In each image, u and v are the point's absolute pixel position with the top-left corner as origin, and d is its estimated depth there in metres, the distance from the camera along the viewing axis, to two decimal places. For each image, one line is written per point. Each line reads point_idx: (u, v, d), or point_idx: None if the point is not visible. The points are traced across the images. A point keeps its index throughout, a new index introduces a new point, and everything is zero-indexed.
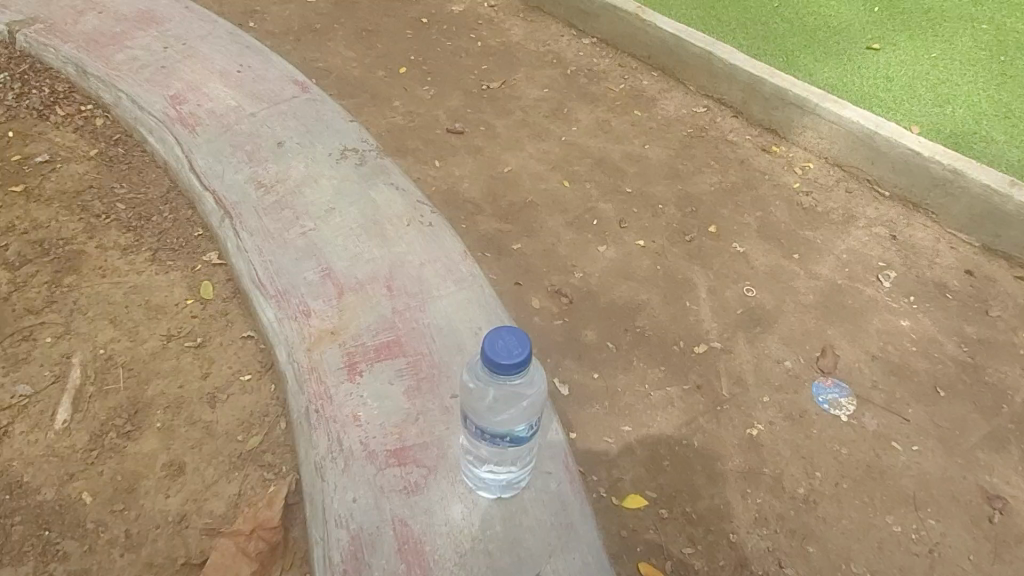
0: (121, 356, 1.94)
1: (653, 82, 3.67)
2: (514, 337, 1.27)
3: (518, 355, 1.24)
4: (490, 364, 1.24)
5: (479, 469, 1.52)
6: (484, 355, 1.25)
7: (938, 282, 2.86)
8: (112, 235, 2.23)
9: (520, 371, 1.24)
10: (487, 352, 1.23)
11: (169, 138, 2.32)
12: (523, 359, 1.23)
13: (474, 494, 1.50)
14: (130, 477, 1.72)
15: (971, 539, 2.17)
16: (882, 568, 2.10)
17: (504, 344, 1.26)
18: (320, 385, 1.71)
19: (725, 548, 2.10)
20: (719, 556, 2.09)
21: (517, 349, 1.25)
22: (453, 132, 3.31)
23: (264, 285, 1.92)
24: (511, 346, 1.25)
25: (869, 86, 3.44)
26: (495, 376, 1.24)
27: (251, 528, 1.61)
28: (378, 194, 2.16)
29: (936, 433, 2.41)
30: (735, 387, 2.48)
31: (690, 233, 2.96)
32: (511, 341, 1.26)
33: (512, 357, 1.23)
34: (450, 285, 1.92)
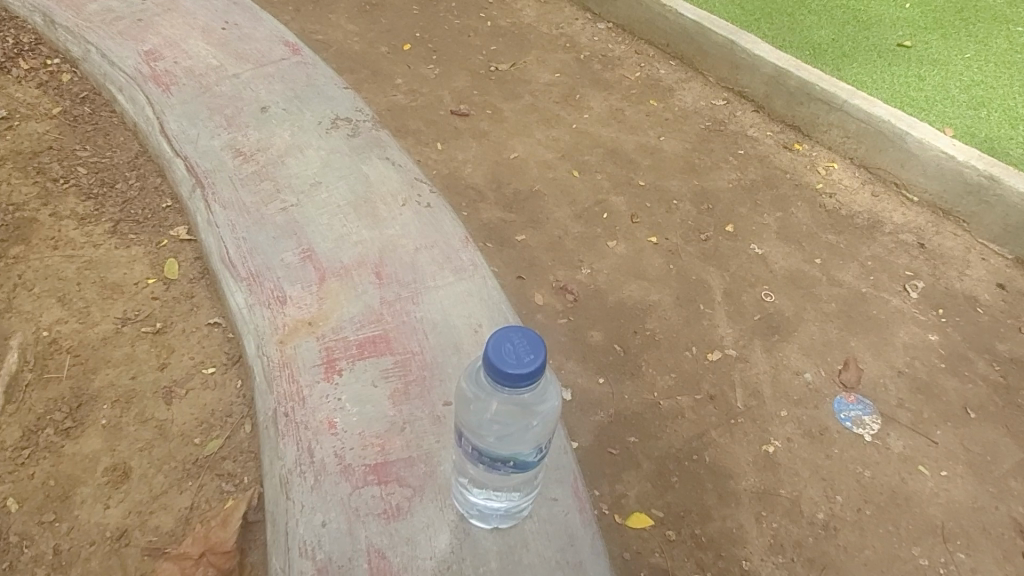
0: (67, 340, 1.70)
1: (670, 71, 3.41)
2: (524, 338, 1.03)
3: (530, 362, 1.00)
4: (494, 371, 1.00)
5: (473, 494, 1.28)
6: (487, 358, 1.01)
7: (969, 294, 2.64)
8: (69, 202, 1.98)
9: (532, 381, 1.00)
10: (491, 354, 0.99)
11: (140, 98, 2.08)
12: (536, 367, 1.00)
13: (465, 523, 1.27)
14: (66, 483, 1.48)
15: None
16: None
17: (512, 347, 1.02)
18: (292, 384, 1.47)
19: None
20: None
21: (529, 355, 1.01)
22: (456, 114, 3.07)
23: (234, 266, 1.68)
24: (521, 350, 1.01)
25: (900, 84, 3.19)
26: (500, 386, 1.01)
27: (200, 552, 1.37)
28: (371, 169, 1.91)
29: (966, 458, 2.19)
30: (751, 399, 2.25)
31: (706, 232, 2.72)
32: (521, 343, 1.02)
33: (522, 364, 1.00)
34: (448, 274, 1.67)
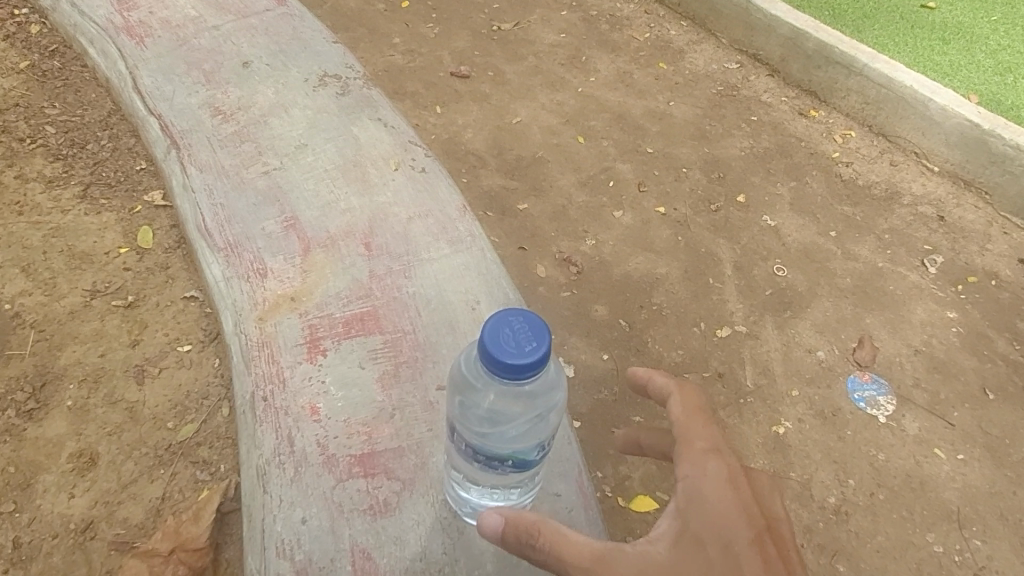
0: (31, 314, 1.58)
1: (681, 32, 3.21)
2: (525, 322, 0.90)
3: (531, 351, 0.87)
4: (490, 361, 0.87)
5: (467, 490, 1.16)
6: (482, 344, 0.89)
7: (990, 270, 2.50)
8: (36, 164, 1.84)
9: (535, 373, 0.88)
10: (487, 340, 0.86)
11: (112, 51, 1.92)
12: (538, 356, 0.87)
13: (459, 520, 1.16)
14: (28, 470, 1.38)
15: (1018, 564, 1.89)
16: None
17: (511, 332, 0.89)
18: (271, 365, 1.34)
19: None
20: None
21: (530, 343, 0.88)
22: (456, 76, 2.88)
23: (210, 235, 1.54)
24: (522, 337, 0.89)
25: (923, 48, 2.99)
26: (498, 377, 0.88)
27: (170, 549, 1.27)
28: (361, 131, 1.76)
29: (984, 441, 2.08)
30: (761, 378, 2.13)
31: (716, 202, 2.57)
32: (521, 328, 0.90)
33: (523, 352, 0.87)
34: (444, 246, 1.53)
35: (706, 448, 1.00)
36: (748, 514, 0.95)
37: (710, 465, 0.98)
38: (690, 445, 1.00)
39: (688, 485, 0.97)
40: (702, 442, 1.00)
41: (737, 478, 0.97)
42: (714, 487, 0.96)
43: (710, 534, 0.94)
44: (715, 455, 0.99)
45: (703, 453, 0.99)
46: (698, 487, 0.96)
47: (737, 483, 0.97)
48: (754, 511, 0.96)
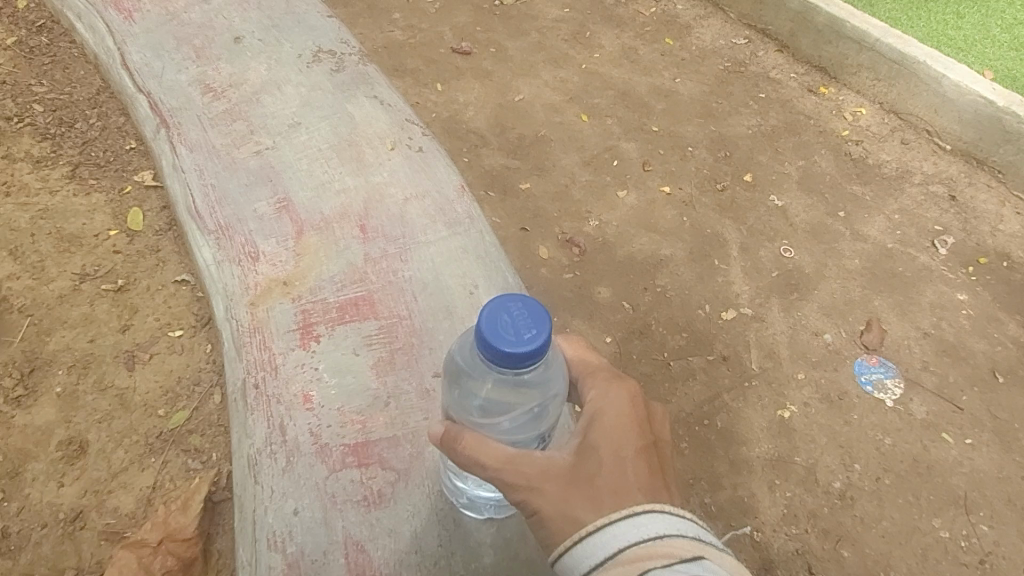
0: (19, 299, 1.54)
1: (688, 7, 3.12)
2: (525, 309, 0.86)
3: (530, 339, 0.83)
4: (487, 350, 0.83)
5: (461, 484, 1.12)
6: (479, 332, 0.84)
7: (1002, 251, 2.44)
8: (24, 143, 1.80)
9: (537, 361, 0.83)
10: (485, 327, 0.82)
11: (100, 26, 1.86)
12: (538, 345, 0.83)
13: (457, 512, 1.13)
14: (16, 458, 1.36)
15: None
16: None
17: (510, 319, 0.85)
18: (264, 351, 1.31)
19: (747, 549, 1.77)
20: (741, 558, 1.77)
21: (529, 330, 0.84)
22: (457, 52, 2.81)
23: (200, 217, 1.50)
24: (521, 323, 0.84)
25: (937, 23, 2.88)
26: (495, 365, 0.84)
27: (159, 539, 1.25)
28: (356, 108, 1.70)
29: (992, 425, 2.04)
30: (766, 361, 2.09)
31: (722, 181, 2.51)
32: (520, 315, 0.85)
33: (522, 341, 0.83)
34: (441, 228, 1.49)
35: (610, 375, 1.03)
36: (640, 429, 0.97)
37: (614, 388, 1.01)
38: (594, 372, 1.04)
39: (590, 404, 0.99)
40: (605, 370, 1.04)
41: (635, 402, 0.99)
42: (616, 403, 0.98)
43: (604, 440, 0.94)
44: (617, 379, 1.02)
45: (608, 378, 1.02)
46: (598, 405, 0.98)
47: (637, 403, 1.00)
48: (646, 429, 0.98)
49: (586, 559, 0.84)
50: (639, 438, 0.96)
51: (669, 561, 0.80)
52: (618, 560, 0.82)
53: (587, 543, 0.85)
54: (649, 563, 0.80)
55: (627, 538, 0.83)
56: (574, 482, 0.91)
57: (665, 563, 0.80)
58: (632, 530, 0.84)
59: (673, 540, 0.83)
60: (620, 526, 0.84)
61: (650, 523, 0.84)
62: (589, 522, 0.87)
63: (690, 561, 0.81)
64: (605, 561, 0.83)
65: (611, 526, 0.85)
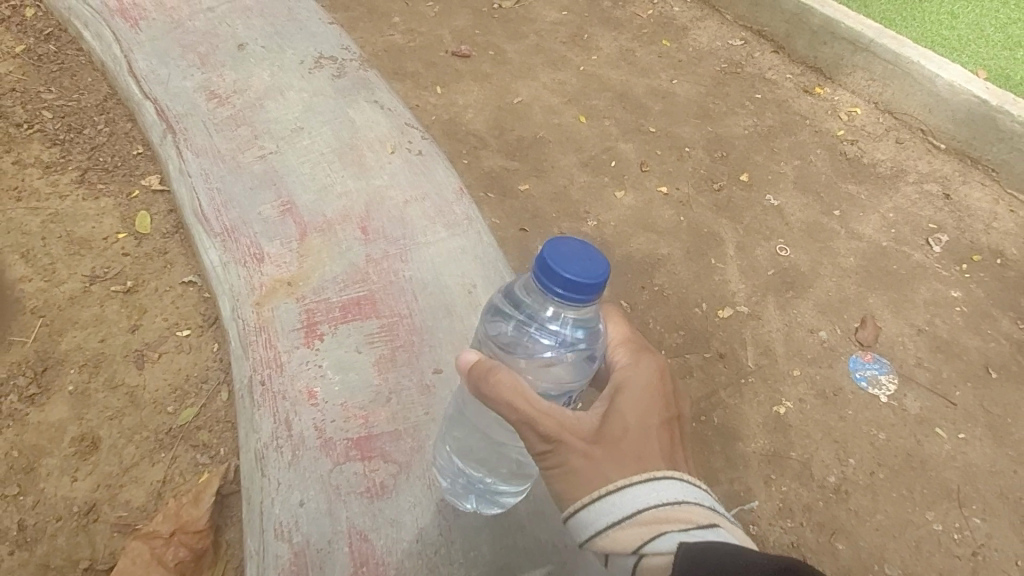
0: (31, 300, 1.59)
1: (685, 9, 3.17)
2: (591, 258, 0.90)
3: (585, 279, 0.87)
4: (548, 277, 0.87)
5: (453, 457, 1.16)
6: (547, 261, 0.88)
7: (995, 248, 2.48)
8: (34, 149, 1.84)
9: (588, 299, 0.88)
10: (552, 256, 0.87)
11: (107, 34, 1.91)
12: (589, 287, 0.87)
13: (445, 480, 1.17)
14: (30, 454, 1.40)
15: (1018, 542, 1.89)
16: (919, 572, 1.82)
17: (574, 261, 0.89)
18: (269, 350, 1.35)
19: None
20: None
21: (585, 273, 0.88)
22: (456, 55, 2.85)
23: (207, 220, 1.55)
24: (582, 266, 0.88)
25: (931, 23, 2.91)
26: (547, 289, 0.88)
27: (170, 531, 1.29)
28: (357, 113, 1.74)
29: (985, 420, 2.08)
30: (762, 358, 2.13)
31: (719, 181, 2.55)
32: (585, 262, 0.89)
33: (578, 278, 0.87)
34: (441, 229, 1.53)
35: (639, 349, 1.08)
36: (665, 401, 1.01)
37: (643, 361, 1.05)
38: (625, 345, 1.08)
39: (619, 373, 1.03)
40: (637, 343, 1.08)
41: (663, 374, 1.04)
42: (643, 376, 1.02)
43: (633, 405, 0.97)
44: (647, 354, 1.07)
45: (638, 351, 1.06)
46: (626, 373, 1.02)
47: (664, 377, 1.04)
48: (671, 402, 1.02)
49: (605, 516, 0.88)
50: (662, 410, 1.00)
51: (687, 525, 0.86)
52: (636, 520, 0.87)
53: (607, 500, 0.89)
54: (667, 526, 0.85)
55: (647, 500, 0.87)
56: (600, 441, 0.93)
57: (683, 527, 0.85)
58: (652, 493, 0.88)
59: (690, 507, 0.88)
60: (641, 487, 0.89)
61: (670, 487, 0.89)
62: (609, 481, 0.90)
63: (705, 526, 0.86)
64: (624, 520, 0.87)
65: (632, 488, 0.89)
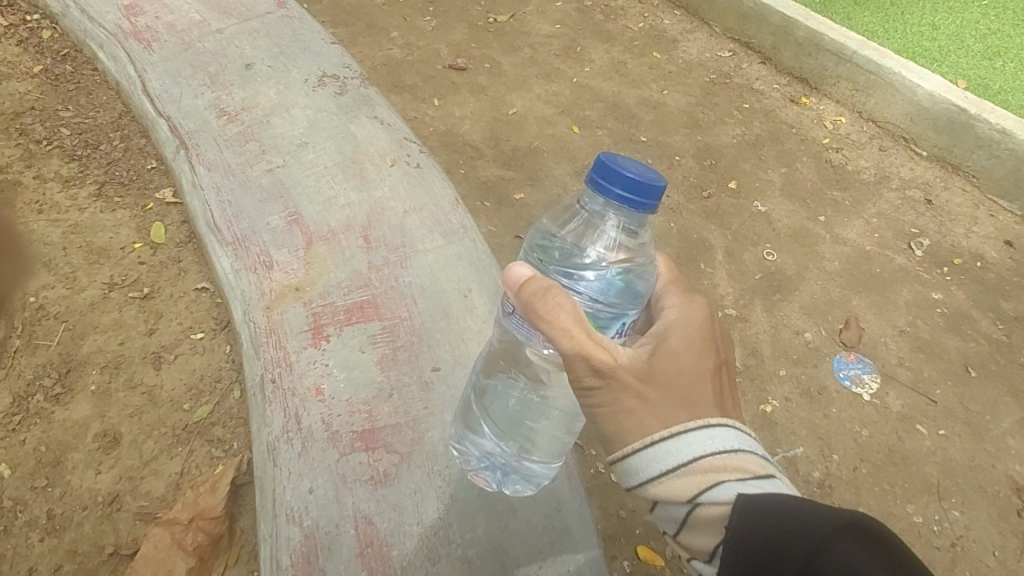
0: (54, 306, 1.69)
1: (674, 21, 3.28)
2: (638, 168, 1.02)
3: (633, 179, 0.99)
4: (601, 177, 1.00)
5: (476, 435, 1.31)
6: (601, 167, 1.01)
7: (975, 252, 2.59)
8: (53, 165, 1.95)
9: (635, 195, 0.99)
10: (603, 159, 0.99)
11: (122, 55, 2.02)
12: (637, 184, 0.98)
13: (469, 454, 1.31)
14: (57, 449, 1.50)
15: (996, 533, 1.98)
16: None
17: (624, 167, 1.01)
18: (279, 350, 1.45)
19: None
20: None
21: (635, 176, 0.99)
22: (454, 68, 2.97)
23: (219, 230, 1.65)
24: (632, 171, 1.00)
25: (913, 35, 3.01)
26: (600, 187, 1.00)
27: (189, 518, 1.39)
28: (359, 128, 1.85)
29: (965, 416, 2.18)
30: (750, 358, 2.23)
31: (708, 189, 2.65)
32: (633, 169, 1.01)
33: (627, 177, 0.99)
34: (438, 237, 1.64)
35: (692, 297, 1.11)
36: (716, 342, 1.06)
37: (696, 307, 1.09)
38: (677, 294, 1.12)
39: (671, 316, 1.07)
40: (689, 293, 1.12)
41: (713, 315, 1.09)
42: (697, 321, 1.06)
43: (687, 349, 1.01)
44: (700, 301, 1.10)
45: (691, 298, 1.10)
46: (681, 313, 1.07)
47: (715, 324, 1.08)
48: (720, 343, 1.07)
49: (659, 464, 0.91)
50: (713, 355, 1.04)
51: (745, 475, 0.89)
52: (691, 468, 0.90)
53: (663, 447, 0.91)
54: (725, 476, 0.89)
55: (703, 448, 0.90)
56: (658, 378, 0.96)
57: (741, 477, 0.88)
58: (707, 441, 0.91)
59: (746, 455, 0.91)
60: (697, 435, 0.91)
61: (726, 435, 0.92)
62: (663, 428, 0.92)
63: (762, 477, 0.90)
64: (680, 467, 0.90)
65: (687, 435, 0.91)
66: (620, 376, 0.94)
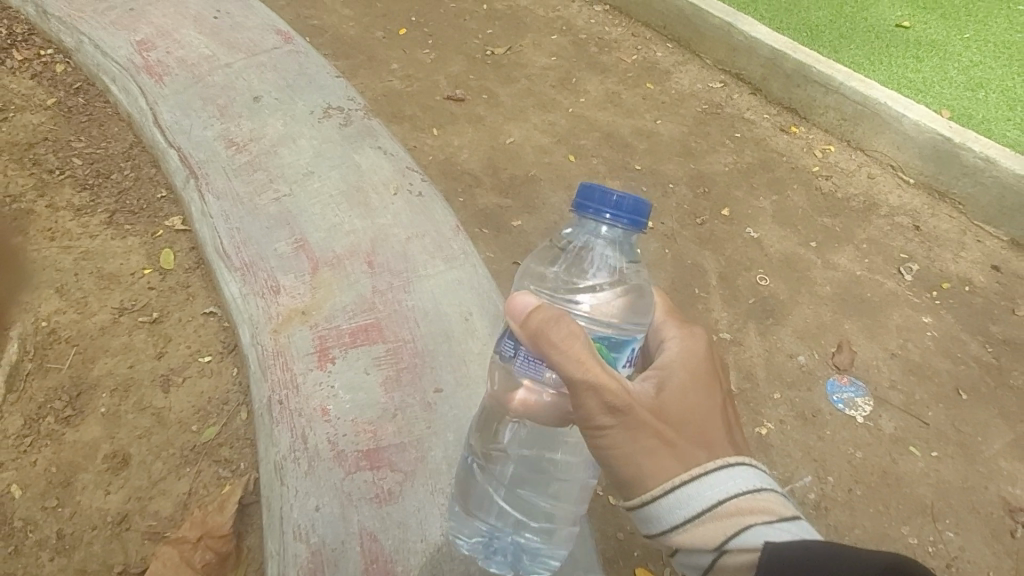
0: (66, 330, 1.74)
1: (667, 54, 3.39)
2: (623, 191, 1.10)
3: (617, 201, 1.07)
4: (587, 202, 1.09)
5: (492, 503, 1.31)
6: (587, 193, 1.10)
7: (964, 276, 2.65)
8: (66, 194, 2.01)
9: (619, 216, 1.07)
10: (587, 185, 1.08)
11: (133, 88, 2.09)
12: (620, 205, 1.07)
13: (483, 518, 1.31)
14: (67, 470, 1.53)
15: (990, 554, 2.01)
16: None
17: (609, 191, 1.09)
18: (286, 372, 1.50)
19: None
20: None
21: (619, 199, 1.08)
22: (453, 99, 3.05)
23: (227, 256, 1.70)
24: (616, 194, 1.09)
25: (898, 66, 3.11)
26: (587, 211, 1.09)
27: (197, 536, 1.43)
28: (363, 158, 1.92)
29: (957, 439, 2.23)
30: (744, 382, 2.27)
31: (702, 216, 2.72)
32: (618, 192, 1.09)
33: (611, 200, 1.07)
34: (439, 263, 1.69)
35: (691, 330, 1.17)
36: (718, 376, 1.12)
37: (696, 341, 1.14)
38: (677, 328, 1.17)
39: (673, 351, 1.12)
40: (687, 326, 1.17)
41: (712, 353, 1.14)
42: (699, 356, 1.11)
43: (694, 385, 1.07)
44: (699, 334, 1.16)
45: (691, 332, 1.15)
46: (682, 348, 1.12)
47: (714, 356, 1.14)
48: (721, 379, 1.13)
49: (683, 510, 0.95)
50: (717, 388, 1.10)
51: (769, 516, 0.94)
52: (714, 512, 0.94)
53: (685, 492, 0.95)
54: (751, 519, 0.94)
55: (726, 491, 0.95)
56: (669, 417, 1.01)
57: (766, 519, 0.94)
58: (728, 483, 0.96)
59: (766, 495, 0.97)
60: (717, 478, 0.96)
61: (745, 476, 0.97)
62: (684, 471, 0.97)
63: (784, 517, 0.95)
64: (704, 512, 0.94)
65: (708, 478, 0.96)
66: (634, 413, 0.98)
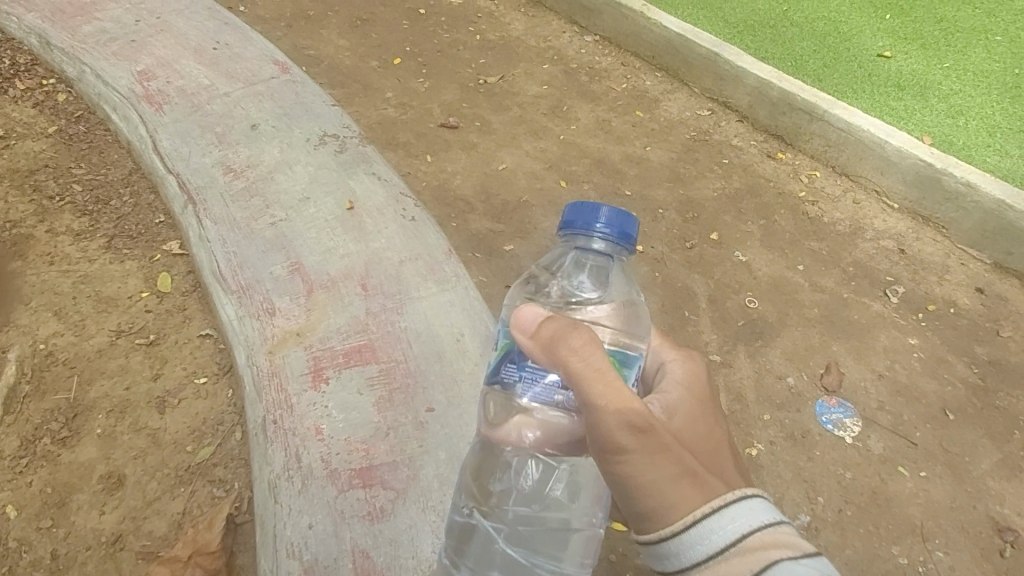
0: (63, 352, 1.76)
1: (656, 82, 3.48)
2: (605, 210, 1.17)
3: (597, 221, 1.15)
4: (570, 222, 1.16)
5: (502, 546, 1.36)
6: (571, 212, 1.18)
7: (948, 299, 2.71)
8: (65, 219, 2.04)
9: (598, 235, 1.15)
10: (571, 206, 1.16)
11: (134, 117, 2.14)
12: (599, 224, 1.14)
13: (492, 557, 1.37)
14: (63, 490, 1.55)
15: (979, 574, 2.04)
16: None
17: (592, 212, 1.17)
18: (281, 393, 1.52)
19: None
20: None
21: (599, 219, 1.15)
22: (446, 127, 3.12)
23: (224, 279, 1.74)
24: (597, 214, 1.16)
25: (880, 95, 3.20)
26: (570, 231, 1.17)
27: (189, 554, 1.46)
28: (357, 184, 1.97)
29: (945, 459, 2.26)
30: (734, 403, 2.30)
31: (691, 241, 2.78)
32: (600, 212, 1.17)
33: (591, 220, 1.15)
34: (432, 285, 1.74)
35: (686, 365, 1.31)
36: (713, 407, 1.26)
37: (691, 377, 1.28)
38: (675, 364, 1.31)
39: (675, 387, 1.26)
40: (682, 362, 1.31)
41: (708, 386, 1.29)
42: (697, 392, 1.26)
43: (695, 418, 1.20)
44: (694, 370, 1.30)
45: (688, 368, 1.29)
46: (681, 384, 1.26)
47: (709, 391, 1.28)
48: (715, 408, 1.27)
49: (706, 545, 0.97)
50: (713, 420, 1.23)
51: (792, 551, 0.95)
52: (738, 546, 0.96)
53: (706, 526, 0.98)
54: (775, 552, 0.95)
55: (747, 525, 0.98)
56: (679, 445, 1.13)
57: (790, 553, 0.95)
58: (749, 517, 0.98)
59: (785, 530, 0.99)
60: (737, 512, 0.99)
61: (763, 511, 1.00)
62: (705, 504, 1.00)
63: (807, 554, 0.96)
64: (727, 547, 0.96)
65: (729, 513, 0.99)
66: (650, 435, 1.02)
